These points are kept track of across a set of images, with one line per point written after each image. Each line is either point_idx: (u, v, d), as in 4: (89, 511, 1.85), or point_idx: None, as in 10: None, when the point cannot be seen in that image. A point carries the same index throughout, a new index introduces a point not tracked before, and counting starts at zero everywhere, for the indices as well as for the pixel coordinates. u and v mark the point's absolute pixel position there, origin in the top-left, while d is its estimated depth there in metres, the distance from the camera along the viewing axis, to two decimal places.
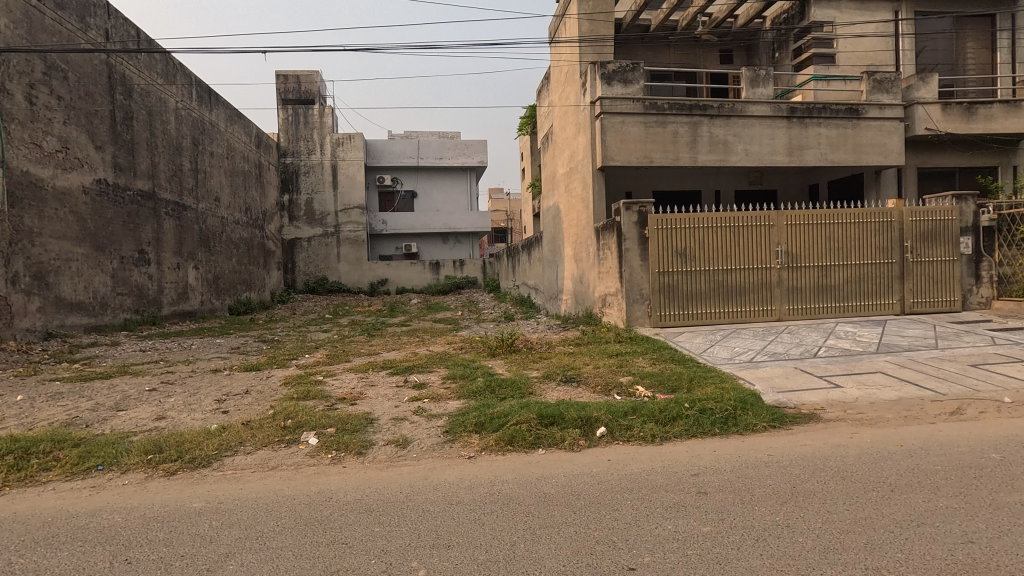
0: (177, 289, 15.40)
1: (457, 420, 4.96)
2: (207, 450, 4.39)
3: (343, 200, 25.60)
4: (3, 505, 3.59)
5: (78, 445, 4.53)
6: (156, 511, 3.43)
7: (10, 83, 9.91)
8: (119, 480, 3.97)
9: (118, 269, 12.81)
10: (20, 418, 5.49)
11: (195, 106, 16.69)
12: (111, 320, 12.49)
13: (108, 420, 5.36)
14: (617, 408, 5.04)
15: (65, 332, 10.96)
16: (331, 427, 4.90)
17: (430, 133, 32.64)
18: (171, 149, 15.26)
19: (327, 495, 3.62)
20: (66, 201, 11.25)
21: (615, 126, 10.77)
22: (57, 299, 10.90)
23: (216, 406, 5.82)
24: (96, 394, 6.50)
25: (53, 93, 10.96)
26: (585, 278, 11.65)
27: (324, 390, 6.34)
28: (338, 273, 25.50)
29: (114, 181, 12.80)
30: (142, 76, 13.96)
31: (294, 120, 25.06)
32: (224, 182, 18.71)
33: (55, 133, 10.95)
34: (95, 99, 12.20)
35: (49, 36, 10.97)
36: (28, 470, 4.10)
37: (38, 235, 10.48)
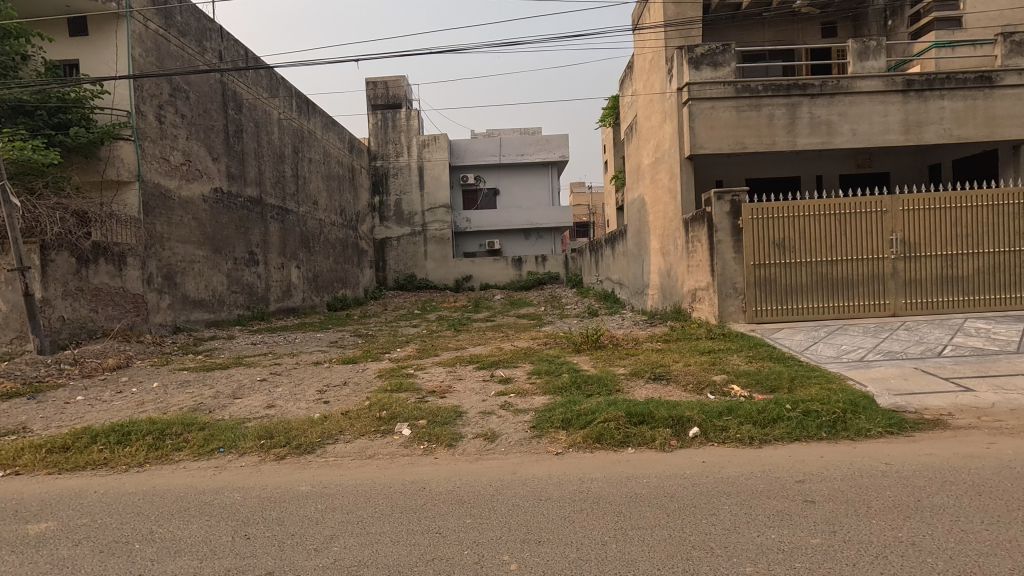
0: (282, 287, 16.68)
1: (544, 416, 4.98)
2: (311, 438, 4.70)
3: (429, 200, 26.44)
4: (145, 480, 4.06)
5: (203, 429, 5.03)
6: (269, 492, 3.73)
7: (143, 105, 11.14)
8: (238, 461, 4.37)
9: (232, 270, 14.07)
10: (156, 403, 6.19)
11: (295, 116, 17.92)
12: (227, 316, 13.75)
13: (227, 407, 5.89)
14: (711, 407, 4.80)
15: (190, 327, 12.21)
16: (422, 419, 5.08)
17: (511, 130, 32.90)
18: (275, 157, 16.51)
19: (420, 485, 3.74)
20: (190, 209, 12.52)
21: (704, 113, 10.28)
22: (183, 297, 12.15)
23: (318, 396, 6.23)
24: (216, 382, 7.19)
25: (178, 111, 12.19)
26: (672, 272, 11.23)
27: (415, 383, 6.59)
28: (425, 270, 26.43)
29: (228, 189, 14.07)
30: (250, 92, 15.22)
31: (383, 124, 26.26)
32: (321, 187, 20.00)
33: (180, 148, 12.18)
34: (212, 115, 13.45)
35: (174, 61, 12.22)
36: (164, 449, 4.60)
37: (167, 240, 11.73)
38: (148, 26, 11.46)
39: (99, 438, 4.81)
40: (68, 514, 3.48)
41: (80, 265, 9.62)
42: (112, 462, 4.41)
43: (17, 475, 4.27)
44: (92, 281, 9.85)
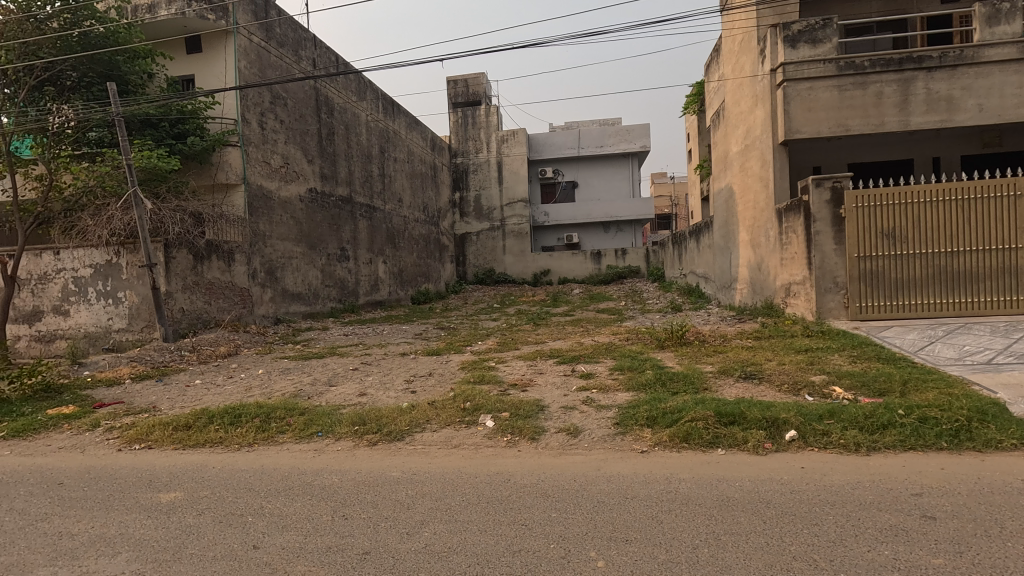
0: (370, 281, 17.53)
1: (627, 412, 4.88)
2: (400, 426, 4.91)
3: (508, 194, 26.67)
4: (255, 458, 4.44)
5: (303, 413, 5.40)
6: (364, 475, 3.94)
7: (248, 114, 12.07)
8: (335, 445, 4.65)
9: (325, 265, 14.96)
10: (263, 388, 6.75)
11: (381, 117, 18.71)
12: (321, 308, 14.65)
13: (324, 393, 6.29)
14: (809, 410, 4.49)
15: (289, 318, 13.15)
16: (505, 411, 5.15)
17: (590, 122, 32.44)
18: (363, 158, 17.34)
19: (506, 476, 3.80)
20: (288, 209, 13.44)
21: (801, 94, 9.60)
22: (283, 291, 13.09)
23: (406, 385, 6.51)
24: (313, 370, 7.71)
25: (277, 118, 13.11)
26: (764, 266, 10.61)
27: (497, 376, 6.72)
28: (504, 264, 26.75)
29: (321, 189, 14.96)
30: (340, 96, 16.07)
31: (463, 122, 26.84)
32: (406, 185, 20.78)
33: (279, 151, 13.10)
34: (307, 120, 14.35)
35: (274, 70, 13.14)
36: (270, 431, 5.00)
37: (269, 238, 12.67)
38: (251, 39, 12.39)
39: (216, 418, 5.30)
40: (191, 486, 3.87)
41: (196, 262, 10.54)
42: (227, 441, 4.84)
43: (150, 449, 4.82)
44: (206, 276, 10.79)
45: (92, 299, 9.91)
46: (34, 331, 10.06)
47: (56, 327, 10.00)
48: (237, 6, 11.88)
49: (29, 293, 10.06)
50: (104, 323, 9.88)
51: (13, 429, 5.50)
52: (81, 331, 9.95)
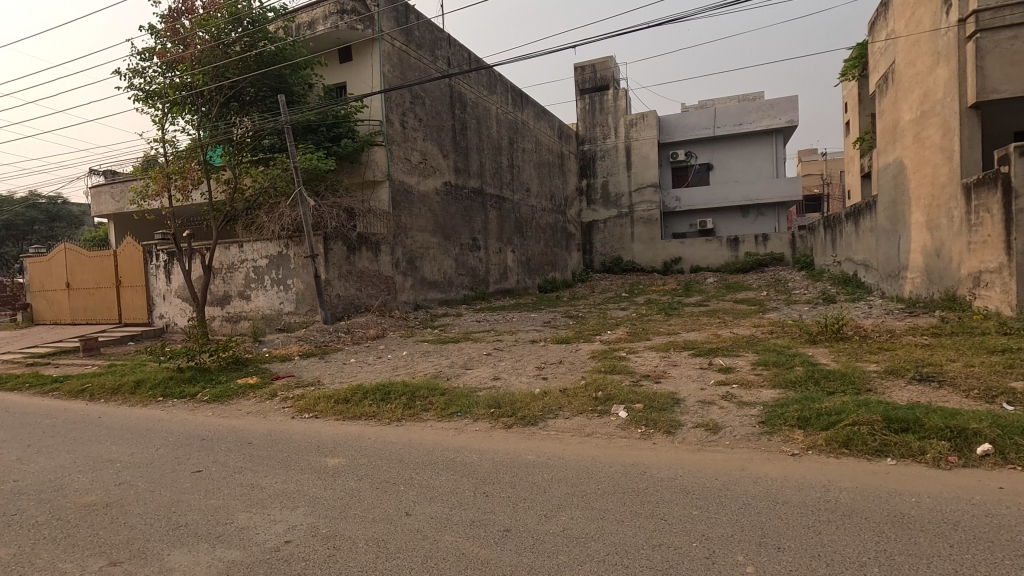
0: (500, 270, 18.12)
1: (774, 411, 4.53)
2: (534, 411, 5.04)
3: (637, 180, 25.88)
4: (404, 433, 4.83)
5: (443, 394, 5.76)
6: (502, 456, 4.09)
7: (391, 114, 13.04)
8: (474, 425, 4.90)
9: (459, 254, 15.74)
10: (407, 368, 7.31)
11: (511, 109, 19.14)
12: (455, 296, 15.46)
13: (461, 376, 6.67)
14: (1010, 421, 3.80)
15: (427, 305, 14.07)
16: (639, 403, 5.04)
17: (728, 99, 30.22)
18: (493, 150, 17.91)
19: (642, 469, 3.72)
20: (426, 202, 14.32)
21: (1000, 46, 8.12)
22: (422, 279, 14.01)
23: (537, 371, 6.65)
24: (451, 353, 8.19)
25: (417, 117, 14.01)
26: (944, 251, 9.16)
27: (628, 366, 6.59)
28: (632, 252, 26.08)
29: (455, 182, 15.73)
30: (473, 91, 16.72)
31: (591, 108, 26.49)
32: (534, 174, 21.09)
33: (418, 148, 14.00)
34: (442, 117, 15.15)
35: (413, 72, 14.03)
36: (415, 409, 5.41)
37: (410, 229, 13.63)
38: (394, 45, 13.33)
39: (370, 393, 5.86)
40: (352, 453, 4.33)
41: (349, 253, 11.66)
42: (379, 415, 5.33)
43: (317, 418, 5.48)
44: (358, 265, 11.90)
45: (267, 286, 11.42)
46: (225, 313, 11.88)
47: (241, 310, 11.70)
48: (382, 14, 12.85)
49: (220, 280, 11.88)
50: (276, 306, 11.35)
51: (214, 394, 6.58)
52: (259, 313, 11.54)
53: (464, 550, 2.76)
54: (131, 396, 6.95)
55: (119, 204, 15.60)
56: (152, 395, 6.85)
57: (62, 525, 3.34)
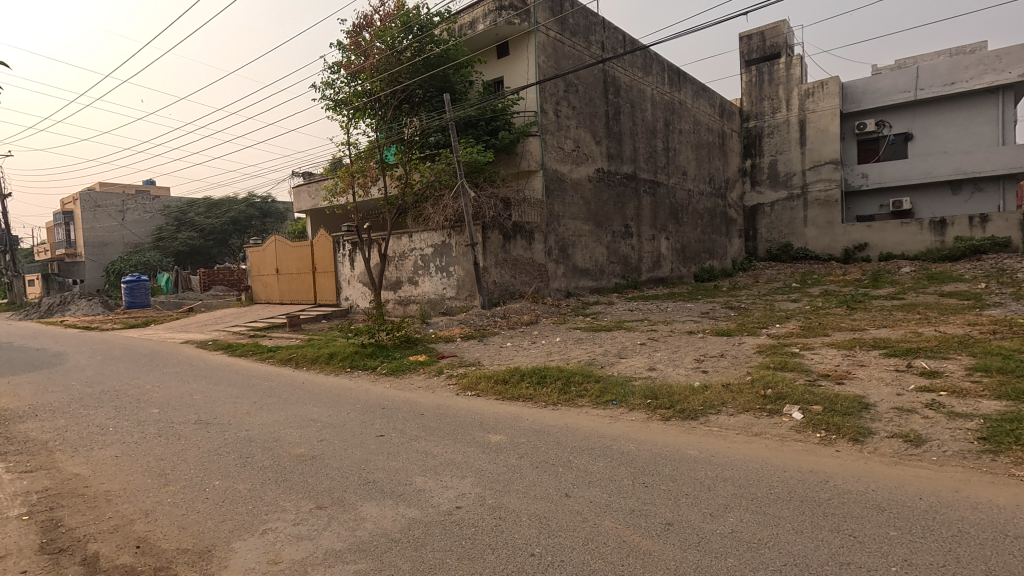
0: (653, 258, 17.52)
1: (1000, 426, 3.77)
2: (694, 404, 4.81)
3: (812, 157, 23.11)
4: (560, 417, 4.94)
5: (598, 381, 5.78)
6: (660, 448, 3.99)
7: (546, 104, 13.29)
8: (629, 415, 4.83)
9: (611, 242, 15.52)
10: (561, 354, 7.44)
11: (667, 89, 18.28)
12: (607, 284, 15.33)
13: (615, 364, 6.62)
14: None
15: (579, 292, 14.15)
16: (817, 405, 4.54)
17: (935, 55, 25.51)
18: (648, 133, 17.31)
19: (822, 477, 3.35)
20: (579, 189, 14.36)
21: None
22: (573, 266, 14.11)
23: (696, 364, 6.32)
24: (603, 342, 8.15)
25: (570, 105, 14.09)
26: None
27: (803, 364, 5.95)
28: (804, 238, 23.48)
29: (608, 168, 15.54)
30: (627, 74, 16.31)
31: (758, 80, 24.25)
32: (691, 156, 19.96)
33: (572, 136, 14.09)
34: (596, 103, 15.04)
35: (567, 60, 14.08)
36: (570, 394, 5.50)
37: (562, 218, 13.78)
38: (549, 35, 13.50)
39: (526, 376, 6.10)
40: (512, 432, 4.54)
41: (505, 241, 12.14)
42: (535, 398, 5.53)
43: (478, 396, 5.86)
44: (513, 253, 12.34)
45: (433, 273, 12.41)
46: (397, 297, 13.18)
47: (411, 294, 12.89)
48: (537, 6, 13.07)
49: (393, 267, 13.20)
50: (440, 292, 12.28)
51: (391, 368, 7.38)
52: (425, 297, 12.59)
53: (625, 538, 2.74)
54: (326, 366, 8.07)
55: (314, 201, 18.06)
56: (342, 366, 7.88)
57: (282, 469, 4.01)
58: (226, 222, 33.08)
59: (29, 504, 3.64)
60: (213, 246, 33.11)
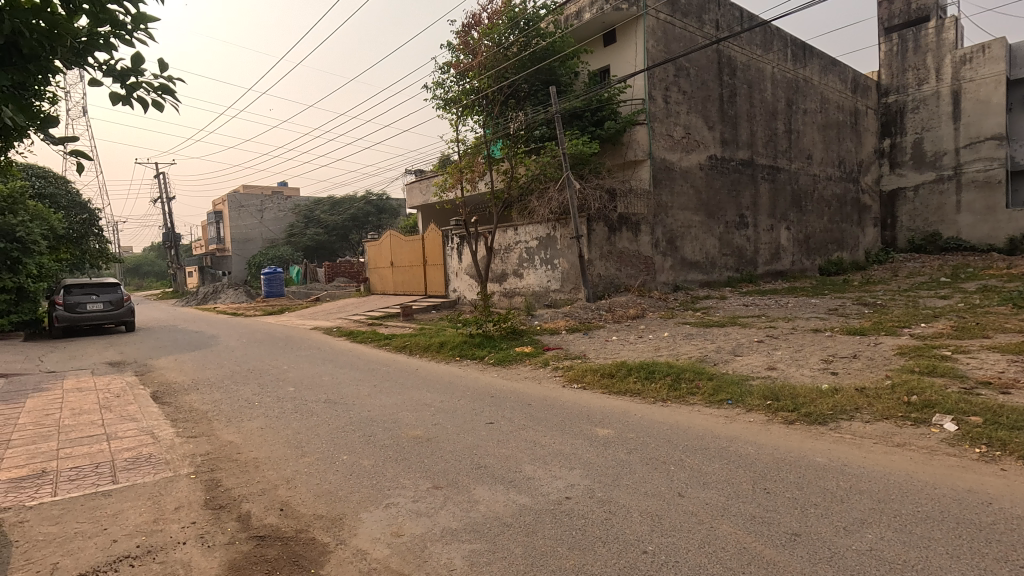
0: (772, 249, 16.32)
1: None
2: (822, 408, 4.42)
3: (968, 132, 20.15)
4: (670, 414, 4.78)
5: (711, 379, 5.51)
6: (784, 453, 3.72)
7: (654, 91, 12.88)
8: (746, 416, 4.56)
9: (724, 233, 14.68)
10: (670, 349, 7.18)
11: (790, 65, 16.88)
12: (719, 277, 14.55)
13: (729, 362, 6.27)
14: None
15: (688, 286, 13.56)
16: (975, 416, 3.97)
17: None
18: (767, 115, 16.11)
19: (982, 498, 2.93)
20: (689, 178, 13.73)
21: None
22: (682, 259, 13.54)
23: (824, 365, 5.81)
24: (716, 338, 7.74)
25: (680, 89, 13.53)
26: None
27: (956, 369, 5.23)
28: (957, 226, 20.60)
29: (722, 154, 14.70)
30: (744, 53, 15.29)
31: (900, 49, 21.56)
32: (817, 138, 18.27)
33: (682, 122, 13.52)
34: (709, 86, 14.28)
35: (678, 42, 13.48)
36: (680, 391, 5.31)
37: (671, 208, 13.27)
38: (658, 18, 13.02)
39: (634, 370, 5.97)
40: (620, 426, 4.48)
41: (610, 233, 11.94)
42: (643, 393, 5.40)
43: (585, 389, 5.84)
44: (618, 245, 12.10)
45: (537, 265, 12.54)
46: (502, 289, 13.49)
47: (516, 286, 13.13)
48: None
49: (499, 260, 13.51)
50: (545, 284, 12.39)
51: (498, 359, 7.57)
52: (530, 290, 12.76)
53: (746, 545, 2.59)
54: (437, 354, 8.48)
55: (425, 196, 18.96)
56: (452, 355, 8.23)
57: (401, 449, 4.28)
58: (347, 219, 35.78)
59: (195, 464, 4.21)
60: (335, 241, 35.99)
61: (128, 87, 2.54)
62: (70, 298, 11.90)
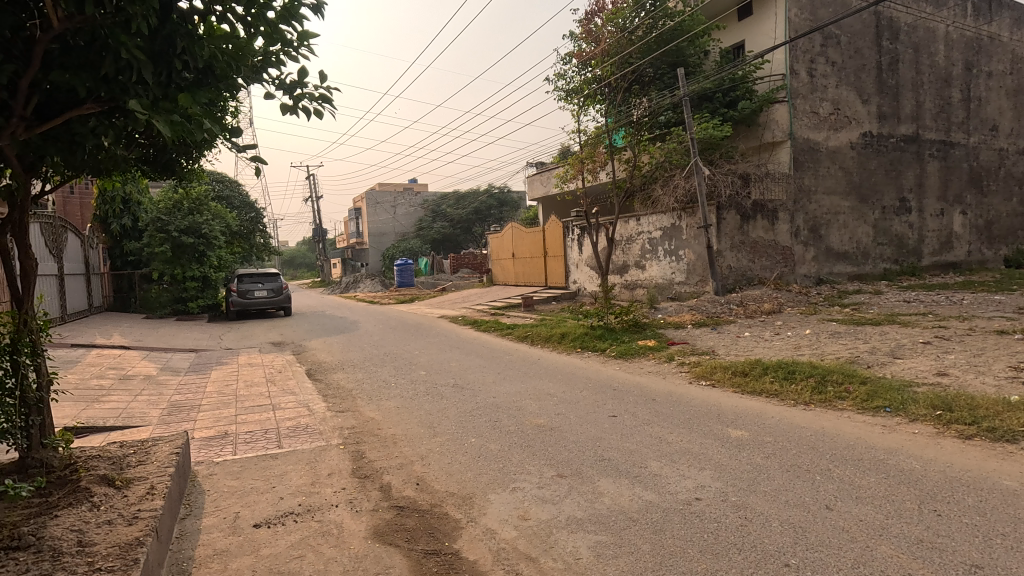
0: (941, 237, 14.15)
1: None
2: (1011, 424, 3.77)
3: None
4: (813, 418, 4.37)
5: (865, 383, 4.93)
6: (959, 472, 3.23)
7: (797, 64, 11.84)
8: (909, 426, 4.03)
9: (880, 220, 13.02)
10: (813, 348, 6.55)
11: (970, 22, 14.48)
12: (872, 270, 12.95)
13: (887, 365, 5.56)
14: None
15: (834, 279, 12.24)
16: None
17: None
18: (939, 82, 13.98)
19: None
20: (838, 158, 12.37)
21: None
22: (827, 249, 12.24)
23: (1012, 373, 4.93)
24: (870, 338, 6.90)
25: (829, 60, 12.28)
26: None
27: None
28: None
29: (879, 130, 13.04)
30: (909, 12, 13.39)
31: None
32: (1006, 105, 15.47)
33: (829, 97, 12.24)
34: (864, 53, 12.75)
35: (827, 8, 12.18)
36: (827, 395, 4.84)
37: (815, 193, 12.05)
38: None
39: (770, 370, 5.54)
40: (757, 428, 4.18)
41: (743, 222, 11.12)
42: (782, 395, 4.99)
43: (714, 386, 5.54)
44: (752, 234, 11.24)
45: (661, 257, 12.10)
46: (623, 281, 13.21)
47: (638, 278, 12.79)
48: None
49: (620, 251, 13.24)
50: (669, 276, 11.92)
51: (620, 351, 7.45)
52: (653, 282, 12.35)
53: (910, 570, 2.30)
54: (558, 345, 8.54)
55: (546, 188, 19.14)
56: (573, 346, 8.25)
57: (526, 436, 4.39)
58: (471, 212, 37.25)
59: (343, 436, 4.68)
60: (460, 234, 37.65)
61: (294, 97, 3.01)
62: (242, 285, 13.77)
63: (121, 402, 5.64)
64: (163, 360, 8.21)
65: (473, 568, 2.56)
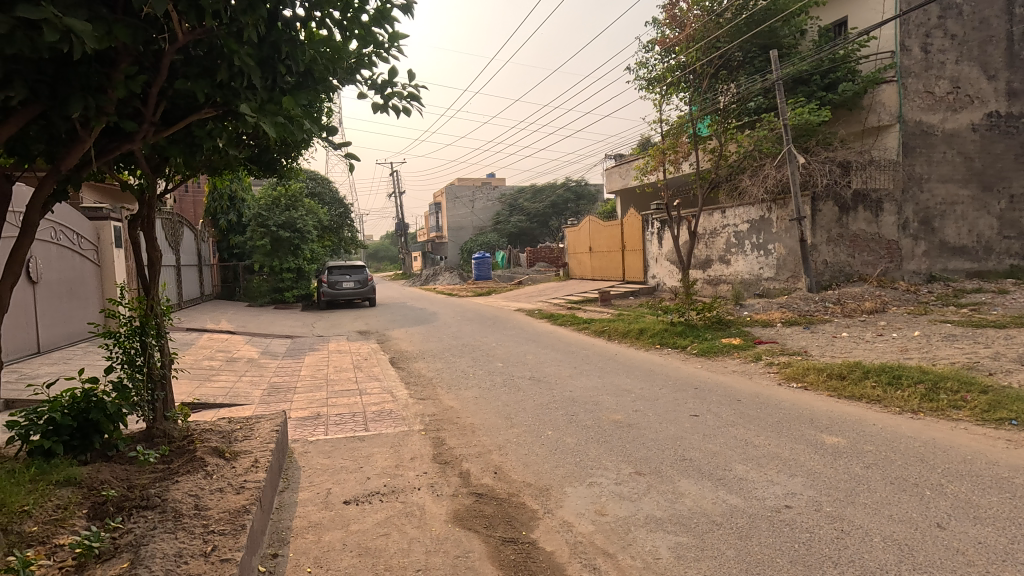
0: None
1: None
2: None
3: None
4: (922, 428, 3.99)
5: (985, 393, 4.44)
6: None
7: (909, 40, 10.84)
8: None
9: (1007, 210, 11.60)
10: (923, 352, 5.99)
11: None
12: (996, 266, 11.58)
13: (1013, 373, 4.97)
14: None
15: (948, 277, 11.07)
16: None
17: None
18: None
19: None
20: (956, 142, 11.16)
21: None
22: (941, 243, 11.08)
23: None
24: (993, 342, 6.19)
25: (947, 33, 11.11)
26: None
27: None
28: None
29: (1008, 109, 11.61)
30: None
31: None
32: None
33: (948, 75, 11.07)
34: (991, 24, 11.42)
35: None
36: (939, 403, 4.40)
37: (927, 181, 10.95)
38: None
39: (871, 373, 5.12)
40: (855, 436, 3.88)
41: (842, 213, 10.30)
42: (885, 401, 4.61)
43: (806, 389, 5.21)
44: (852, 227, 10.39)
45: (747, 251, 11.50)
46: (706, 276, 12.70)
47: (722, 273, 12.24)
48: None
49: (704, 245, 12.72)
50: (756, 271, 11.30)
51: (702, 349, 7.18)
52: (738, 277, 11.78)
53: None
54: (637, 340, 8.37)
55: (625, 180, 18.72)
56: (651, 342, 8.05)
57: (603, 431, 4.35)
58: (548, 206, 37.21)
59: (425, 422, 4.87)
60: (536, 227, 37.76)
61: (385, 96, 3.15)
62: (332, 277, 14.62)
63: (229, 381, 6.20)
64: (263, 344, 8.91)
65: (550, 560, 2.58)
